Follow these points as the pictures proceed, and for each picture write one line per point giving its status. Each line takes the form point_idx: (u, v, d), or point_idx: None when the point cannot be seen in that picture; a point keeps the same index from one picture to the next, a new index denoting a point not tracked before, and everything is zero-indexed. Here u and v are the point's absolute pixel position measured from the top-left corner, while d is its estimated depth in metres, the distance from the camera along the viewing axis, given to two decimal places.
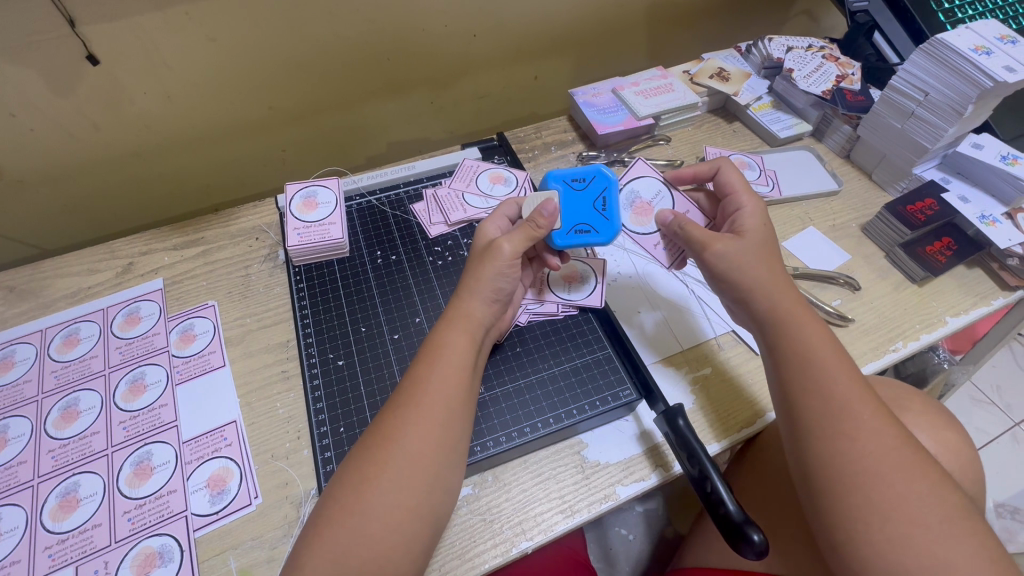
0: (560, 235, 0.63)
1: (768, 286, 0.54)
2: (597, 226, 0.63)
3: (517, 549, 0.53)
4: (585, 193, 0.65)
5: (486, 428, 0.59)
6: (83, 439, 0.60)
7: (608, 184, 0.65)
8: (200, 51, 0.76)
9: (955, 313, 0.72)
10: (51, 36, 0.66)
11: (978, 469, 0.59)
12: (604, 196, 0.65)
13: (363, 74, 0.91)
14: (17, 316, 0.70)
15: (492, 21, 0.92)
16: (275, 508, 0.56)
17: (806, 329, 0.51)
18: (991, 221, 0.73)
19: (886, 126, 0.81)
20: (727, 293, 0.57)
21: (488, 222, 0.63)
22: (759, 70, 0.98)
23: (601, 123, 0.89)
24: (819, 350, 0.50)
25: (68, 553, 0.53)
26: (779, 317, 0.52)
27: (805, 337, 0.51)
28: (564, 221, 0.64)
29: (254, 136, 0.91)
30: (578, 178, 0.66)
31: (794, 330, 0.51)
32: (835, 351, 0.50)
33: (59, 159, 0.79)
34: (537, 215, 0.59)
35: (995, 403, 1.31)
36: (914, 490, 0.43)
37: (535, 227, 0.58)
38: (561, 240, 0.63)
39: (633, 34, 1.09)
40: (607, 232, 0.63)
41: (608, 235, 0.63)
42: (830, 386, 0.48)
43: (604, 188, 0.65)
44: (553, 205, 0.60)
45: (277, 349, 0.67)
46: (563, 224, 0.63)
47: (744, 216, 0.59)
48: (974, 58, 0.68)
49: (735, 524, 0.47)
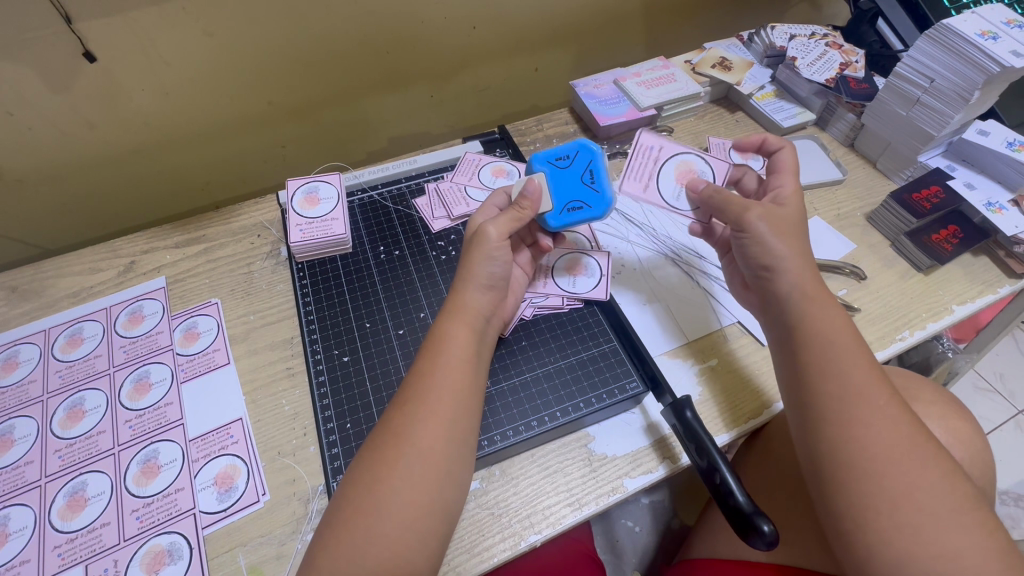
0: (554, 217, 0.64)
1: (796, 264, 0.53)
2: (588, 201, 0.64)
3: (525, 543, 0.53)
4: (570, 169, 0.66)
5: (493, 422, 0.59)
6: (90, 438, 0.60)
7: (593, 156, 0.66)
8: (197, 46, 0.75)
9: (960, 301, 0.71)
10: (48, 33, 0.66)
11: (986, 459, 0.59)
12: (590, 169, 0.65)
13: (362, 67, 0.90)
14: (19, 317, 0.70)
15: (492, 12, 0.91)
16: (283, 504, 0.56)
17: (827, 309, 0.50)
18: (997, 208, 0.73)
19: (891, 113, 0.80)
20: None
21: (475, 212, 0.63)
22: (762, 59, 0.97)
23: (603, 114, 0.88)
24: (839, 333, 0.49)
25: (77, 552, 0.53)
26: (803, 297, 0.51)
27: (815, 328, 0.50)
28: (555, 202, 0.65)
29: (254, 130, 0.90)
30: (562, 156, 0.66)
31: (807, 315, 0.50)
32: (850, 337, 0.50)
33: (58, 157, 0.79)
34: (522, 198, 0.60)
35: (999, 391, 1.32)
36: (921, 481, 0.42)
37: (522, 208, 0.59)
38: (556, 221, 0.64)
39: (634, 25, 1.08)
40: (600, 204, 0.64)
41: (602, 208, 0.64)
42: (824, 381, 0.47)
43: (590, 161, 0.66)
44: (537, 183, 0.62)
45: (281, 345, 0.67)
46: (556, 205, 0.64)
47: (781, 192, 0.60)
48: (981, 43, 0.67)
49: (745, 516, 0.47)
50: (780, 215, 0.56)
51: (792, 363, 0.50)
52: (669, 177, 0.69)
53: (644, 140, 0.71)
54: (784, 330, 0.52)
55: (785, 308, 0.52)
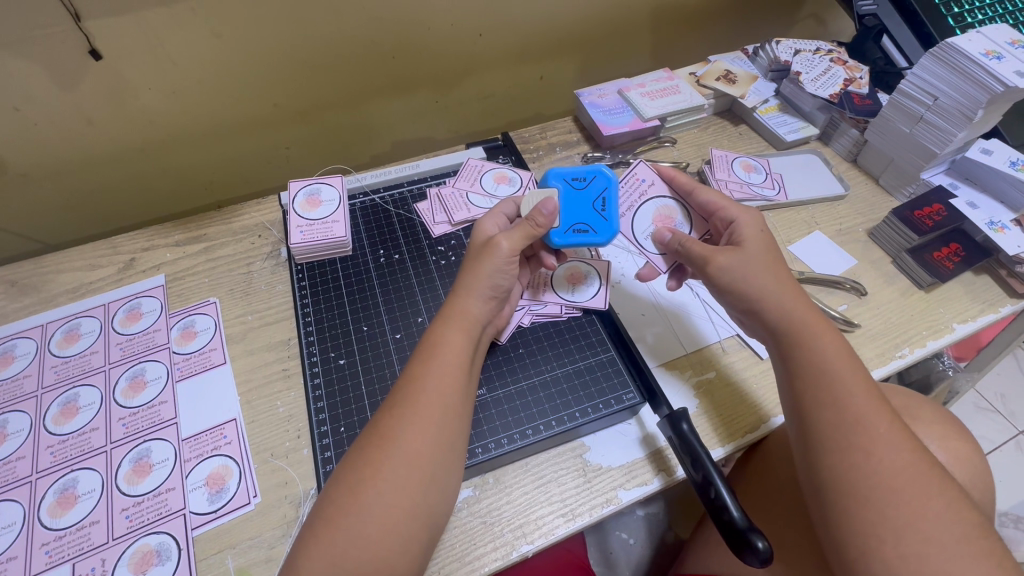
0: (559, 234, 0.63)
1: (780, 294, 0.53)
2: (595, 227, 0.63)
3: (517, 553, 0.53)
4: (585, 192, 0.65)
5: (487, 430, 0.59)
6: (83, 435, 0.60)
7: (609, 185, 0.65)
8: (204, 47, 0.76)
9: (962, 319, 0.71)
10: (55, 30, 0.66)
11: (986, 481, 0.59)
12: (604, 197, 0.64)
13: (367, 73, 0.90)
14: (18, 311, 0.70)
15: (499, 20, 0.92)
16: (274, 507, 0.55)
17: (824, 335, 0.51)
18: (1000, 227, 0.73)
19: (894, 130, 0.80)
20: (733, 305, 0.57)
21: (484, 218, 0.62)
22: (766, 73, 0.97)
23: (606, 124, 0.88)
24: (838, 356, 0.49)
25: (65, 550, 0.53)
26: (795, 325, 0.51)
27: (819, 347, 0.50)
28: (563, 220, 0.63)
29: (258, 132, 0.91)
30: (579, 177, 0.65)
31: (805, 341, 0.51)
32: (854, 361, 0.49)
33: (62, 153, 0.79)
34: (537, 213, 0.58)
35: (999, 411, 1.30)
36: (926, 504, 0.42)
37: (535, 224, 0.58)
38: (560, 239, 0.63)
39: (640, 36, 1.09)
40: (606, 232, 0.63)
41: (607, 236, 0.63)
42: (833, 403, 0.47)
43: (605, 189, 0.65)
44: (554, 204, 0.59)
45: (278, 347, 0.67)
46: (562, 223, 0.63)
47: (737, 228, 0.59)
48: (986, 62, 0.67)
49: (739, 532, 0.47)
50: (746, 256, 0.55)
51: (792, 388, 0.51)
52: (645, 216, 0.68)
53: (638, 171, 0.71)
54: (779, 355, 0.53)
55: (777, 337, 0.53)
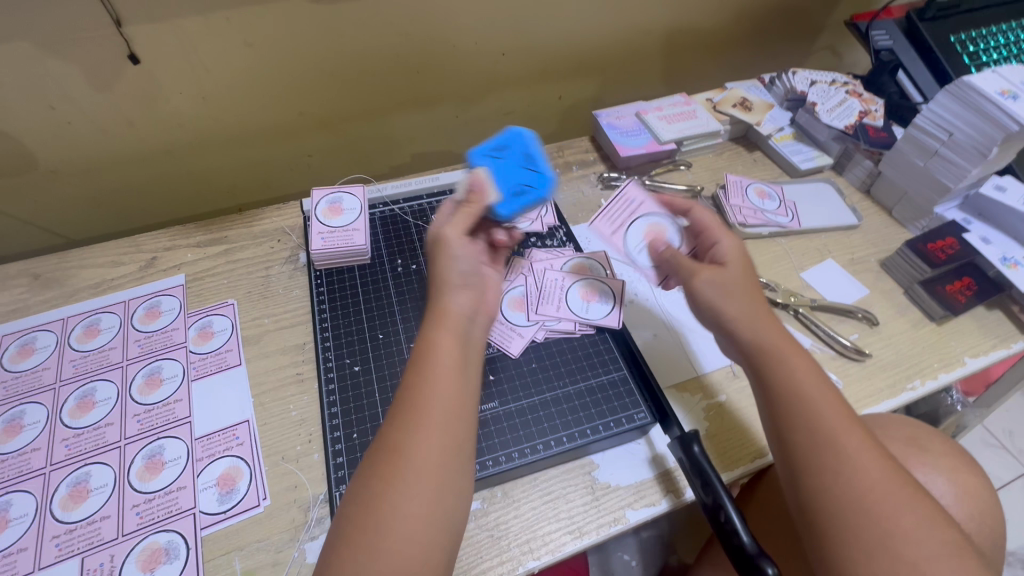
0: (506, 204, 0.62)
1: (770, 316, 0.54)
2: (531, 183, 0.64)
3: (523, 568, 0.53)
4: (506, 158, 0.65)
5: (497, 443, 0.59)
6: (98, 429, 0.60)
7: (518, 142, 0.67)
8: (237, 56, 0.78)
9: (974, 353, 0.71)
10: (96, 34, 0.69)
11: (996, 518, 0.59)
12: (526, 155, 0.66)
13: (392, 86, 0.92)
14: (40, 303, 0.71)
15: (523, 40, 0.94)
16: (283, 511, 0.56)
17: (794, 356, 0.51)
18: (1013, 263, 0.73)
19: (909, 164, 0.81)
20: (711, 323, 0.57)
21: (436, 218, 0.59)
22: (783, 102, 0.98)
23: (624, 145, 0.90)
24: (809, 376, 0.49)
25: (74, 544, 0.53)
26: (767, 346, 0.52)
27: (791, 367, 0.50)
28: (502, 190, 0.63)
29: (282, 138, 0.93)
30: (497, 147, 0.66)
31: (777, 360, 0.51)
32: (826, 383, 0.49)
33: (92, 151, 0.81)
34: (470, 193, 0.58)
35: (1008, 448, 1.29)
36: (939, 538, 0.42)
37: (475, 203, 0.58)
38: (508, 209, 0.62)
39: (659, 61, 1.11)
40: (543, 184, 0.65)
41: (546, 187, 0.64)
42: (807, 424, 0.47)
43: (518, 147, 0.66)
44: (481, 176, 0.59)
45: (293, 350, 0.68)
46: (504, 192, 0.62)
47: (720, 250, 0.59)
48: (1001, 102, 0.68)
49: (748, 557, 0.47)
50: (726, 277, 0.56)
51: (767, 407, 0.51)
52: (635, 233, 0.73)
53: (629, 192, 0.76)
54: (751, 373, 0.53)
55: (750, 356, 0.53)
